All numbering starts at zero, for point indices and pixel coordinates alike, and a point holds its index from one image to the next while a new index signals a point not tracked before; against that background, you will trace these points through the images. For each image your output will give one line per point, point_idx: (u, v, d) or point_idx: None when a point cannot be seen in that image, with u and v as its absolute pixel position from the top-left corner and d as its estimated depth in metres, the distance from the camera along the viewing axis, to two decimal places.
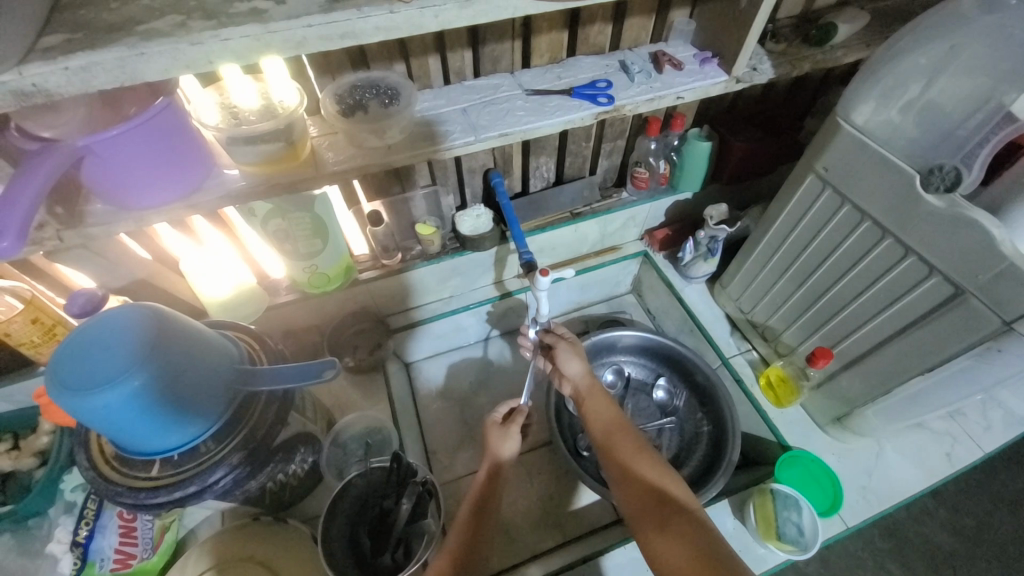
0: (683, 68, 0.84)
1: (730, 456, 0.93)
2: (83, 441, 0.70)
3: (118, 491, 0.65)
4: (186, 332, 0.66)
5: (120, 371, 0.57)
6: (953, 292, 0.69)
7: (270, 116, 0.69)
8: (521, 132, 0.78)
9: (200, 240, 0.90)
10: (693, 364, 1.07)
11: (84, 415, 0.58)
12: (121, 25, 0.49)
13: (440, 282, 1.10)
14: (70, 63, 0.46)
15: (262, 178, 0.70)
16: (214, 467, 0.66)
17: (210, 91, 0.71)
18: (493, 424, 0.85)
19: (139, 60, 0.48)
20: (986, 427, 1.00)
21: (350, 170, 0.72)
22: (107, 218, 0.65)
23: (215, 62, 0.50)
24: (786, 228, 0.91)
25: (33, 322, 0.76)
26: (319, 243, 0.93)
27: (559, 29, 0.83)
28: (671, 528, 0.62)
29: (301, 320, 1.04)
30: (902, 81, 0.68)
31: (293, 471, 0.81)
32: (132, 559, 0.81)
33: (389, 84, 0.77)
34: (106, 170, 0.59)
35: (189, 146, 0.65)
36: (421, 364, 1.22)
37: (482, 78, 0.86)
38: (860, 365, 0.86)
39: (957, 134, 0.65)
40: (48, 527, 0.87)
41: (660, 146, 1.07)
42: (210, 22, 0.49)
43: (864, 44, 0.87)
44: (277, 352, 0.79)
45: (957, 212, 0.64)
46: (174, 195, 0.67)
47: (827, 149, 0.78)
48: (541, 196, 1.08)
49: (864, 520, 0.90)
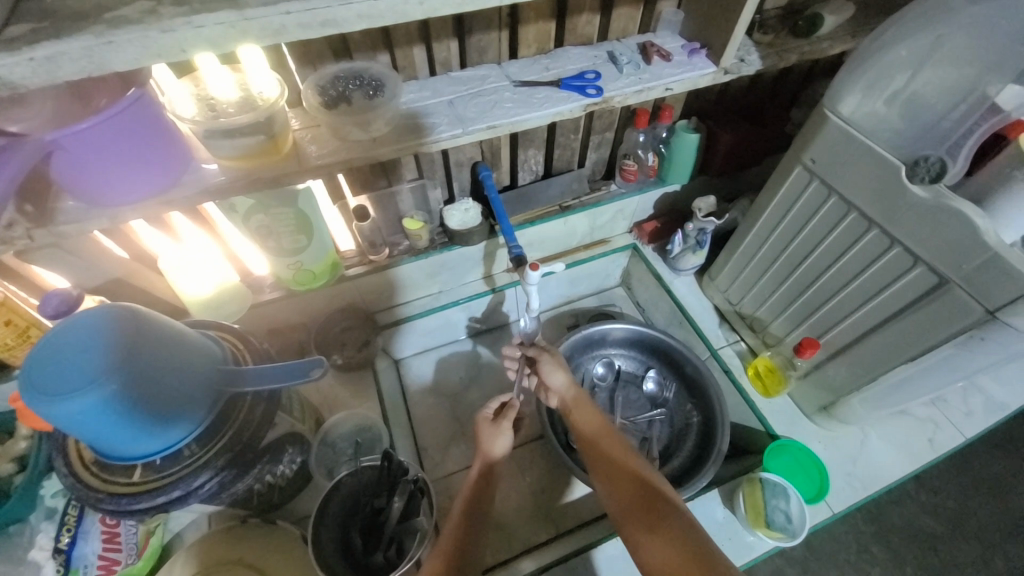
0: (671, 59, 0.84)
1: (720, 445, 0.94)
2: (62, 447, 0.68)
3: (99, 497, 0.63)
4: (165, 333, 0.64)
5: (96, 375, 0.55)
6: (937, 282, 0.69)
7: (249, 107, 0.66)
8: (508, 124, 0.77)
9: (179, 238, 0.87)
10: (683, 356, 1.07)
11: (59, 420, 0.56)
12: (88, 13, 0.47)
13: (428, 277, 1.09)
14: (35, 53, 0.44)
15: (243, 173, 0.68)
16: (198, 471, 0.65)
17: (186, 82, 0.68)
18: (483, 420, 0.84)
19: (108, 49, 0.45)
20: (967, 413, 1.03)
21: (335, 164, 0.70)
22: (81, 216, 0.63)
23: (188, 50, 0.48)
24: (773, 220, 0.92)
25: (6, 325, 0.74)
26: (304, 239, 0.90)
27: (546, 18, 0.82)
28: (659, 527, 0.63)
29: (287, 318, 1.02)
30: (888, 72, 0.69)
31: (281, 472, 0.80)
32: (116, 565, 0.79)
33: (373, 75, 0.75)
34: (77, 166, 0.57)
35: (165, 139, 0.62)
36: (410, 360, 1.21)
37: (469, 68, 0.84)
38: (846, 355, 0.87)
39: (942, 126, 0.66)
40: (30, 532, 0.83)
41: (648, 138, 1.07)
42: (183, 9, 0.47)
43: (850, 35, 0.88)
44: (263, 351, 0.77)
45: (941, 203, 0.65)
46: (149, 190, 0.64)
47: (815, 141, 0.78)
48: (530, 189, 1.08)
49: (849, 507, 0.92)
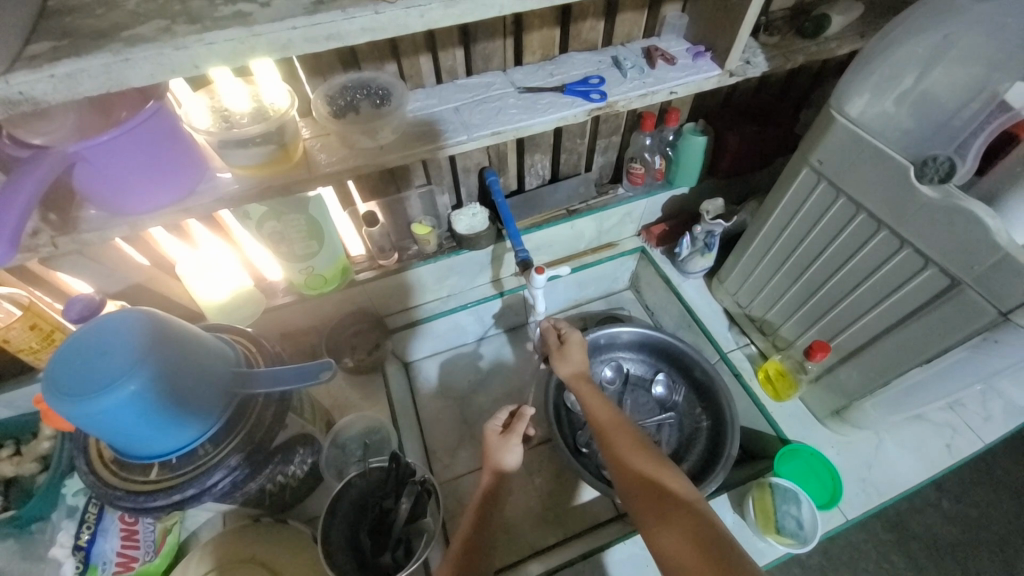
0: (676, 63, 0.84)
1: (729, 451, 0.93)
2: (82, 446, 0.71)
3: (117, 495, 0.66)
4: (182, 335, 0.66)
5: (118, 374, 0.58)
6: (949, 283, 0.68)
7: (262, 118, 0.68)
8: (513, 130, 0.78)
9: (195, 245, 0.90)
10: (691, 359, 1.07)
11: (81, 420, 0.58)
12: (106, 32, 0.49)
13: (438, 280, 1.10)
14: (56, 70, 0.46)
15: (256, 181, 0.70)
16: (213, 469, 0.66)
17: (202, 95, 0.71)
18: (492, 433, 0.83)
19: (125, 66, 0.48)
20: (986, 418, 1.00)
21: (344, 171, 0.72)
22: (102, 224, 0.65)
23: (201, 66, 0.50)
24: (782, 221, 0.91)
25: (31, 328, 0.77)
26: (316, 244, 0.93)
27: (550, 25, 0.83)
28: (673, 522, 0.62)
29: (299, 322, 1.04)
30: (896, 72, 0.68)
31: (292, 472, 0.81)
32: (134, 562, 0.82)
33: (380, 84, 0.77)
34: (99, 176, 0.59)
35: (181, 150, 0.65)
36: (421, 363, 1.23)
37: (475, 76, 0.86)
38: (857, 358, 0.85)
39: (953, 124, 0.64)
40: (51, 531, 0.86)
41: (655, 141, 1.07)
42: (195, 26, 0.49)
43: (858, 36, 0.87)
44: (275, 354, 0.79)
45: (951, 202, 0.64)
46: (168, 199, 0.67)
47: (822, 142, 0.78)
48: (537, 193, 1.09)
49: (863, 513, 0.90)
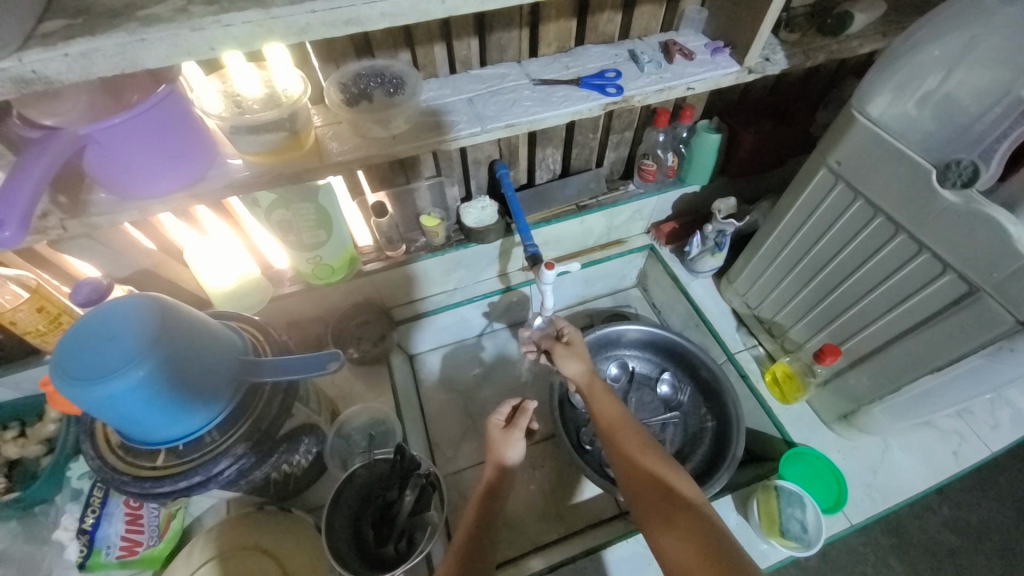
0: (694, 58, 0.83)
1: (734, 452, 0.92)
2: (88, 430, 0.70)
3: (123, 480, 0.65)
4: (190, 321, 0.66)
5: (127, 360, 0.57)
6: (967, 290, 0.67)
7: (274, 105, 0.68)
8: (527, 123, 0.77)
9: (204, 231, 0.90)
10: (699, 359, 1.06)
11: (88, 404, 0.58)
12: (122, 11, 0.48)
13: (445, 273, 1.09)
14: (70, 50, 0.45)
15: (266, 168, 0.69)
16: (218, 457, 0.66)
17: (214, 79, 0.70)
18: (494, 427, 0.83)
19: (140, 46, 0.47)
20: (994, 426, 1.00)
21: (355, 161, 0.71)
22: (111, 208, 0.65)
23: (217, 49, 0.49)
24: (796, 223, 0.90)
25: (38, 311, 0.76)
26: (323, 234, 0.92)
27: (567, 17, 0.82)
28: (677, 524, 0.61)
29: (304, 311, 1.04)
30: (919, 73, 0.66)
31: (297, 461, 0.82)
32: (138, 546, 0.82)
33: (394, 73, 0.76)
34: (110, 159, 0.59)
35: (192, 134, 0.64)
36: (425, 356, 1.23)
37: (489, 67, 0.85)
38: (869, 363, 0.85)
39: (974, 129, 0.63)
40: (55, 513, 0.87)
41: (669, 138, 1.05)
42: (212, 7, 0.48)
43: (881, 34, 0.85)
44: (282, 343, 0.79)
45: (973, 207, 0.63)
46: (178, 183, 0.66)
47: (841, 143, 0.76)
48: (548, 187, 1.08)
49: (868, 519, 0.90)
